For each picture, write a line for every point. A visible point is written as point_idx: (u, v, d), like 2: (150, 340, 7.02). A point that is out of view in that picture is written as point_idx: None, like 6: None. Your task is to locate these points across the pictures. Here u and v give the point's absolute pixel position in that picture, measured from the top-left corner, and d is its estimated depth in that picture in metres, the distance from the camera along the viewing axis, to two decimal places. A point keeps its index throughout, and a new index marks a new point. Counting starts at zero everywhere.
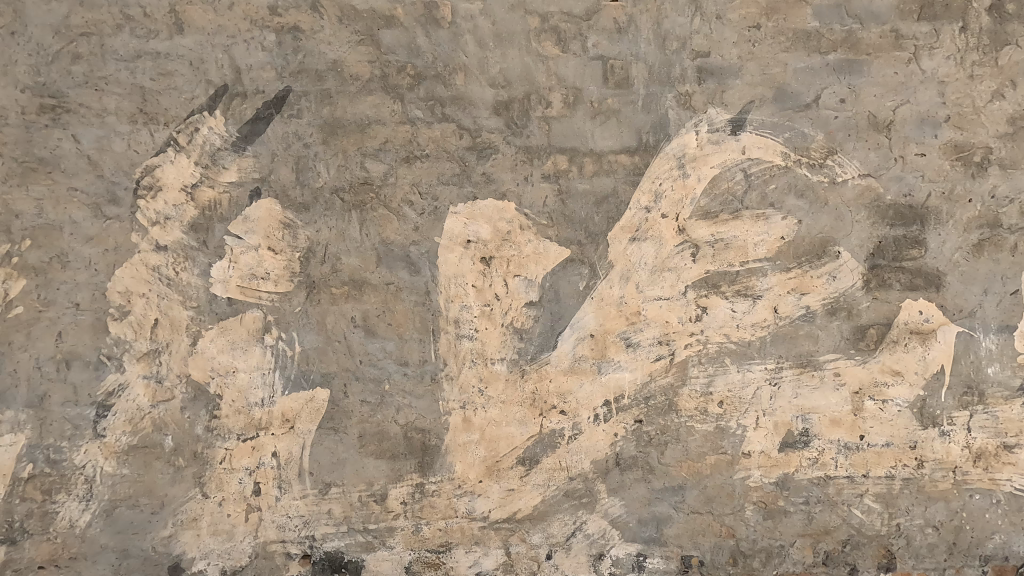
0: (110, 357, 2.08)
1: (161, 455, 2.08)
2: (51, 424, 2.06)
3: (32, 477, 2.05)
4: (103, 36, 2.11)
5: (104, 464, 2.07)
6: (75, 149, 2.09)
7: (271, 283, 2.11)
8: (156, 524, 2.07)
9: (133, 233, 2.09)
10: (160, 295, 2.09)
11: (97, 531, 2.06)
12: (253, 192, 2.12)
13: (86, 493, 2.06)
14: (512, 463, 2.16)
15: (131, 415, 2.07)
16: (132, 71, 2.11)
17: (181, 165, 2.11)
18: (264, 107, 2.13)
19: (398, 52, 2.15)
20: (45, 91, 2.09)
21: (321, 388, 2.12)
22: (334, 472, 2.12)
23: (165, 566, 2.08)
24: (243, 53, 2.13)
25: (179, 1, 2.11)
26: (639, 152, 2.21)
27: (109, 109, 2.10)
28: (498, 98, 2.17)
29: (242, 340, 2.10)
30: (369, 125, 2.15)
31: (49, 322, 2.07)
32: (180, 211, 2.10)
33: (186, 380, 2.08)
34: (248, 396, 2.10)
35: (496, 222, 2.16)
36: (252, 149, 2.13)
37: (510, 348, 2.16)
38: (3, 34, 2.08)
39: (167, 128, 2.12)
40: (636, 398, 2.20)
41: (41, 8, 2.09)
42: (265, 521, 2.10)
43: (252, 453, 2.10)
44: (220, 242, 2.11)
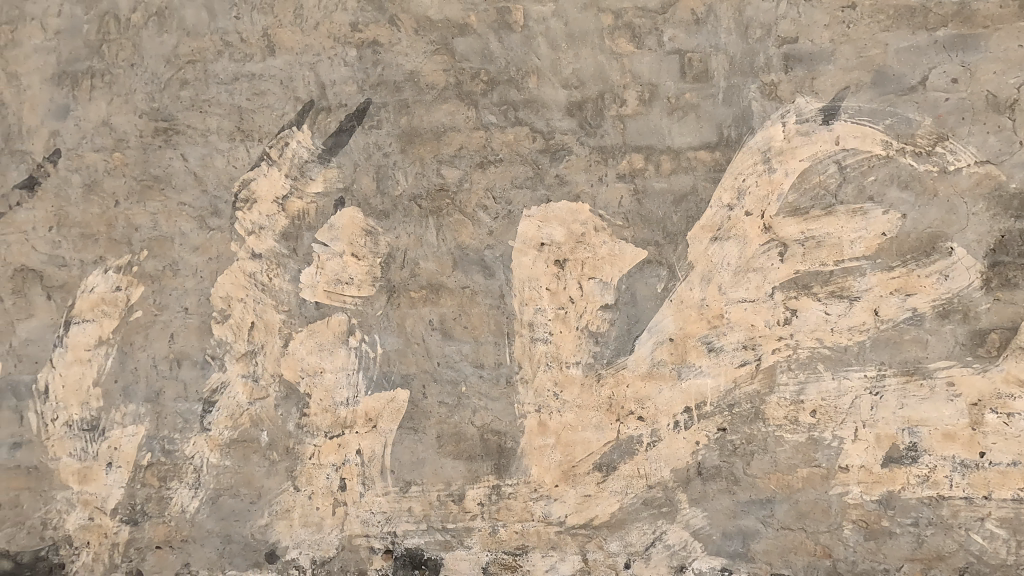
0: (214, 357, 2.26)
1: (258, 449, 2.23)
2: (165, 417, 2.27)
3: (151, 465, 2.27)
4: (206, 61, 2.29)
5: (210, 455, 2.25)
6: (183, 167, 2.29)
7: (354, 288, 2.21)
8: (254, 513, 2.23)
9: (232, 242, 2.26)
10: (256, 300, 2.24)
11: (204, 517, 2.25)
12: (337, 201, 2.23)
13: (194, 481, 2.26)
14: (589, 468, 2.12)
15: (232, 411, 2.24)
16: (231, 92, 2.28)
17: (273, 178, 2.26)
18: (347, 120, 2.23)
19: (472, 59, 2.18)
20: (158, 115, 2.31)
21: (401, 389, 2.19)
22: (414, 471, 2.18)
23: (262, 553, 2.22)
24: (327, 70, 2.25)
25: (271, 25, 2.27)
26: (721, 147, 2.11)
27: (212, 129, 2.29)
28: (571, 98, 2.15)
29: (329, 343, 2.21)
30: (444, 132, 2.19)
31: (163, 324, 2.28)
32: (273, 221, 2.25)
33: (279, 379, 2.22)
34: (334, 395, 2.20)
35: (570, 225, 2.14)
36: (336, 160, 2.24)
37: (585, 352, 2.13)
38: (124, 66, 2.33)
39: (261, 144, 2.27)
40: (719, 405, 2.10)
41: (156, 41, 2.31)
42: (350, 515, 2.19)
43: (338, 450, 2.20)
44: (309, 249, 2.24)
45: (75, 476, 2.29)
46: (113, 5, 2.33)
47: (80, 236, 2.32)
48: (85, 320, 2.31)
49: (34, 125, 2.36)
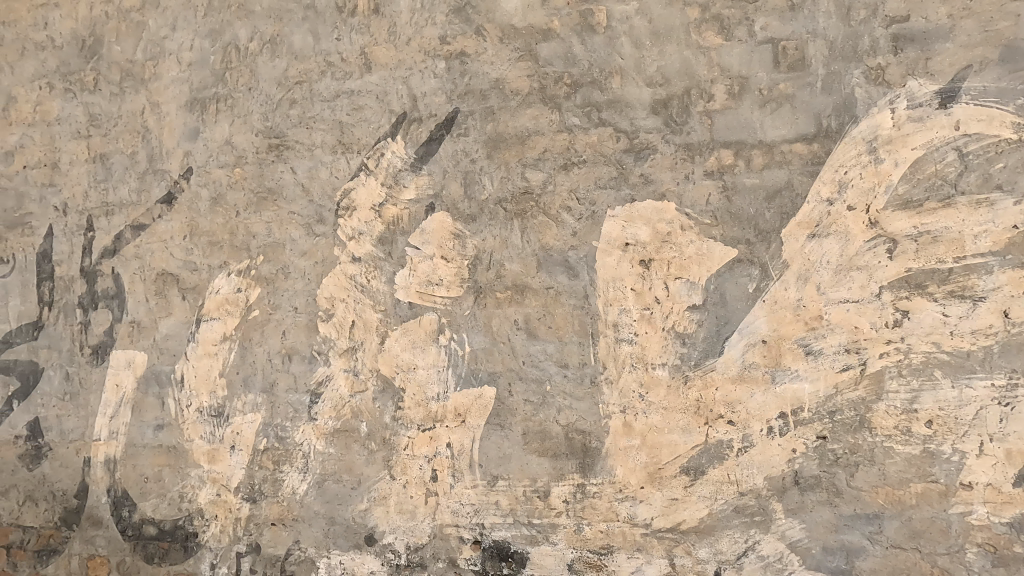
0: (320, 353, 2.46)
1: (358, 439, 2.40)
2: (279, 407, 2.51)
3: (266, 449, 2.52)
4: (312, 82, 2.51)
5: (316, 442, 2.45)
6: (292, 179, 2.52)
7: (444, 289, 2.32)
8: (355, 498, 2.40)
9: (335, 247, 2.45)
10: (356, 300, 2.42)
11: (311, 499, 2.45)
12: (428, 207, 2.35)
13: (303, 466, 2.47)
14: (676, 472, 2.09)
15: (335, 403, 2.43)
16: (333, 109, 2.48)
17: (371, 187, 2.42)
18: (437, 129, 2.35)
19: (555, 63, 2.22)
20: (271, 133, 2.55)
21: (489, 386, 2.26)
22: (501, 466, 2.25)
23: (362, 536, 2.39)
24: (419, 82, 2.38)
25: (368, 44, 2.44)
26: (820, 138, 1.99)
27: (316, 143, 2.49)
28: (656, 96, 2.12)
29: (421, 340, 2.34)
30: (529, 137, 2.24)
31: (276, 322, 2.52)
32: (370, 227, 2.41)
33: (377, 374, 2.38)
34: (426, 391, 2.32)
35: (656, 224, 2.11)
36: (426, 168, 2.36)
37: (672, 353, 2.09)
38: (244, 90, 2.60)
39: (360, 155, 2.44)
40: (819, 412, 1.98)
41: (270, 66, 2.56)
42: (441, 505, 2.30)
43: (430, 442, 2.32)
44: (403, 253, 2.38)
45: (205, 456, 2.59)
46: (235, 37, 2.62)
47: (208, 243, 2.62)
48: (213, 318, 2.60)
49: (171, 146, 2.70)
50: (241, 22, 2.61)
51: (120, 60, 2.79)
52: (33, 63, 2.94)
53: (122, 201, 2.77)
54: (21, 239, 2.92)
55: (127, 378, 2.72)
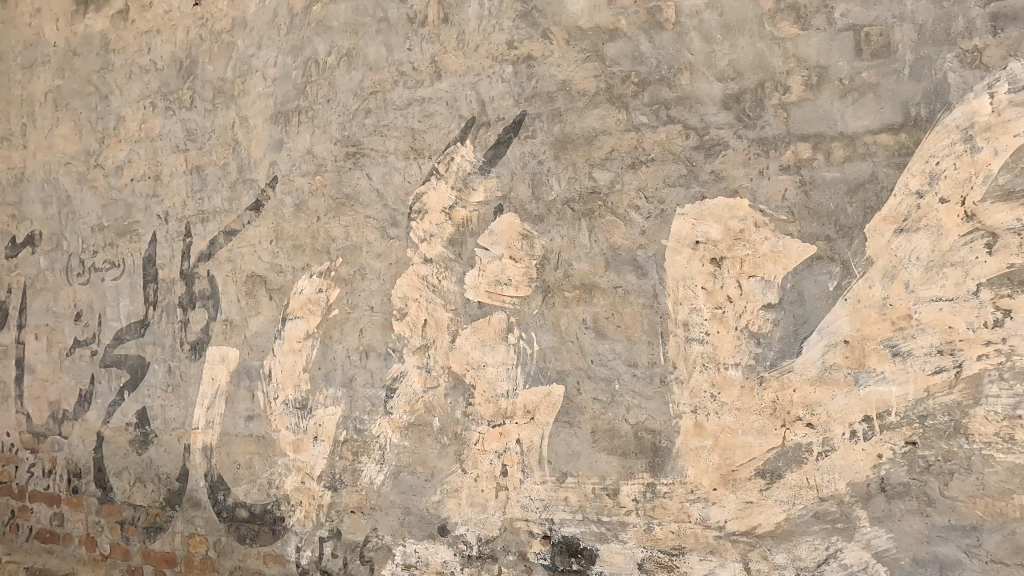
0: (394, 350, 2.58)
1: (431, 433, 2.50)
2: (357, 401, 2.65)
3: (346, 440, 2.67)
4: (385, 91, 2.63)
5: (392, 435, 2.57)
6: (368, 185, 2.65)
7: (513, 288, 2.37)
8: (428, 490, 2.50)
9: (408, 249, 2.56)
10: (428, 300, 2.51)
11: (388, 489, 2.58)
12: (497, 209, 2.41)
13: (380, 458, 2.60)
14: (751, 475, 2.04)
15: (410, 398, 2.54)
16: (405, 116, 2.58)
17: (441, 190, 2.51)
18: (505, 133, 2.40)
19: (623, 62, 2.22)
20: (348, 141, 2.69)
21: (557, 384, 2.30)
22: (569, 463, 2.27)
23: (435, 526, 2.49)
24: (487, 88, 2.44)
25: (438, 52, 2.53)
26: (907, 128, 1.89)
27: (390, 150, 2.61)
28: (727, 91, 2.08)
29: (491, 339, 2.40)
30: (596, 137, 2.26)
31: (354, 321, 2.66)
32: (441, 229, 2.50)
33: (448, 371, 2.47)
34: (496, 388, 2.38)
35: (727, 222, 2.07)
36: (495, 171, 2.42)
37: (746, 353, 2.05)
38: (323, 102, 2.76)
39: (431, 160, 2.54)
40: (908, 417, 1.88)
41: (346, 78, 2.71)
42: (511, 500, 2.35)
43: (500, 438, 2.37)
44: (472, 254, 2.45)
45: (291, 446, 2.78)
46: (314, 52, 2.78)
47: (292, 247, 2.81)
48: (297, 317, 2.78)
49: (258, 157, 2.90)
50: (320, 38, 2.77)
51: (213, 78, 3.03)
52: (138, 85, 3.24)
53: (216, 209, 3.00)
54: (130, 245, 3.23)
55: (221, 372, 2.95)
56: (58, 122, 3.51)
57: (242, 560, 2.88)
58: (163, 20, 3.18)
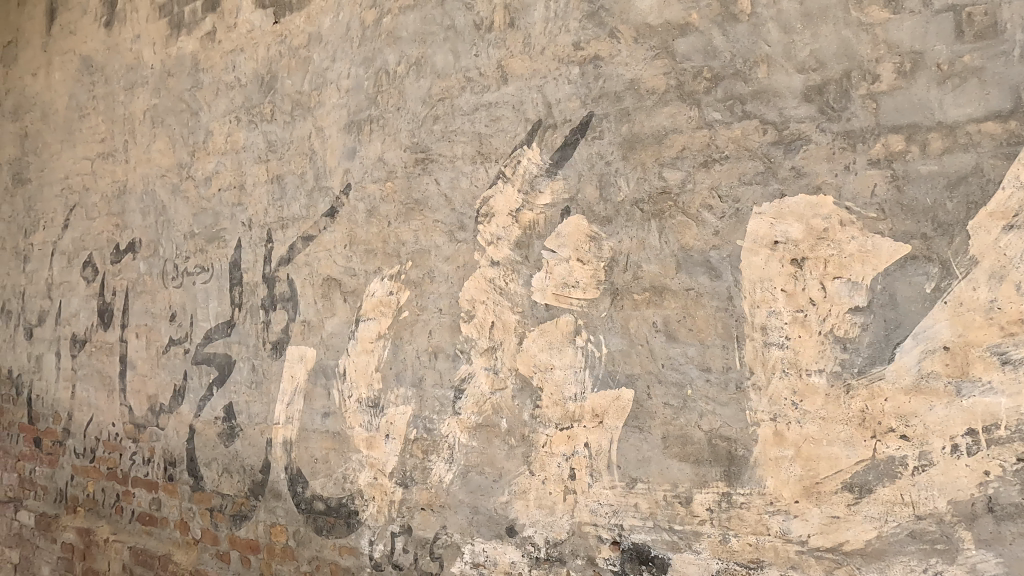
0: (462, 351, 2.62)
1: (499, 434, 2.52)
2: (427, 400, 2.71)
3: (416, 439, 2.74)
4: (453, 97, 2.68)
5: (460, 435, 2.62)
6: (436, 190, 2.71)
7: (581, 291, 2.36)
8: (496, 490, 2.53)
9: (475, 252, 2.60)
10: (496, 302, 2.54)
11: (456, 488, 2.62)
12: (564, 211, 2.40)
13: (449, 457, 2.65)
14: (837, 488, 1.93)
15: (478, 399, 2.57)
16: (473, 121, 2.62)
17: (508, 193, 2.53)
18: (572, 134, 2.39)
19: (694, 58, 2.15)
20: (417, 148, 2.76)
21: (626, 388, 2.26)
22: (639, 469, 2.23)
23: (503, 526, 2.51)
24: (553, 90, 2.44)
25: (504, 57, 2.55)
26: (1018, 115, 1.73)
27: (458, 155, 2.66)
28: (808, 83, 1.98)
29: (558, 341, 2.40)
30: (667, 135, 2.20)
31: (424, 322, 2.73)
32: (508, 232, 2.52)
33: (516, 373, 2.48)
34: (564, 390, 2.38)
35: (809, 220, 1.97)
36: (562, 173, 2.41)
37: (831, 359, 1.94)
38: (393, 110, 2.85)
39: (498, 163, 2.56)
40: (1020, 431, 1.71)
41: (415, 86, 2.78)
42: (579, 503, 2.33)
43: (568, 441, 2.36)
44: (539, 256, 2.45)
45: (364, 443, 2.89)
46: (385, 62, 2.88)
47: (365, 251, 2.91)
48: (369, 319, 2.88)
49: (333, 166, 3.03)
50: (391, 48, 2.86)
51: (291, 92, 3.20)
52: (224, 100, 3.47)
53: (294, 216, 3.17)
54: (217, 251, 3.46)
55: (300, 371, 3.11)
56: (155, 138, 3.82)
57: (319, 551, 3.01)
58: (246, 39, 3.39)
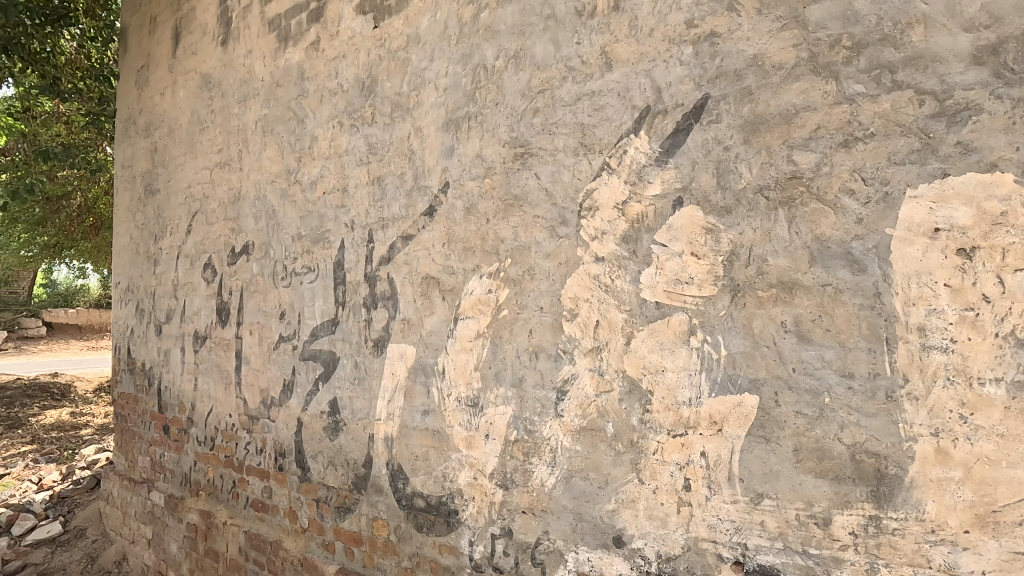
0: (565, 351, 2.52)
1: (605, 439, 2.39)
2: (527, 401, 2.63)
3: (516, 440, 2.66)
4: (554, 88, 2.59)
5: (563, 438, 2.51)
6: (537, 185, 2.63)
7: (696, 288, 2.18)
8: (602, 498, 2.40)
9: (578, 248, 2.49)
10: (600, 300, 2.42)
11: (559, 493, 2.52)
12: (676, 202, 2.24)
13: (551, 460, 2.55)
14: (1020, 518, 1.66)
15: (581, 401, 2.46)
16: (575, 112, 2.52)
17: (613, 185, 2.40)
18: (685, 119, 2.22)
19: (830, 25, 1.93)
20: (517, 142, 2.70)
21: (750, 394, 2.06)
22: (766, 483, 2.02)
23: (610, 536, 2.38)
24: (663, 73, 2.28)
25: (609, 42, 2.43)
26: None
27: (559, 147, 2.56)
28: (978, 42, 1.72)
29: (670, 342, 2.23)
30: (797, 114, 1.98)
31: (524, 321, 2.65)
32: (614, 226, 2.40)
33: (623, 374, 2.35)
34: (677, 395, 2.21)
35: (981, 203, 1.71)
36: (673, 161, 2.25)
37: (1011, 366, 1.67)
38: (491, 105, 2.81)
39: (602, 154, 2.44)
40: None
41: (514, 80, 2.73)
42: (696, 517, 2.16)
43: (682, 449, 2.20)
44: (649, 251, 2.31)
45: (464, 442, 2.86)
46: (483, 58, 2.84)
47: (463, 249, 2.89)
48: (468, 317, 2.86)
49: (432, 164, 3.05)
50: (488, 43, 2.82)
51: (391, 94, 3.26)
52: (328, 106, 3.60)
53: (394, 216, 3.22)
54: (323, 252, 3.60)
55: (401, 368, 3.15)
56: (265, 146, 4.04)
57: (420, 547, 3.03)
58: (348, 46, 3.49)
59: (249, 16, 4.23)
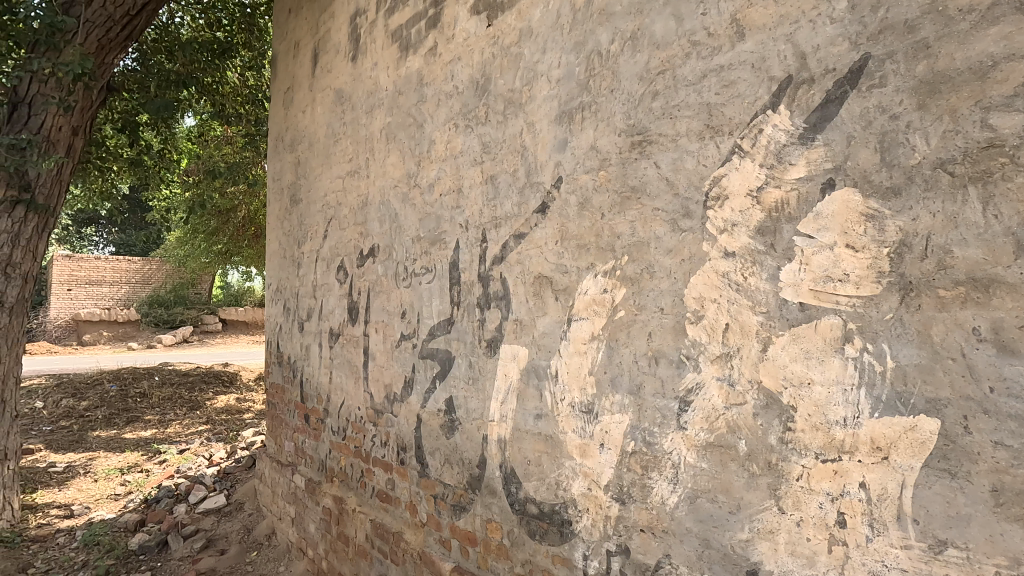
0: (688, 357, 2.27)
1: (736, 458, 2.11)
2: (646, 411, 2.41)
3: (634, 452, 2.45)
4: (675, 67, 2.35)
5: (687, 454, 2.26)
6: (657, 174, 2.41)
7: (851, 286, 1.83)
8: (733, 525, 2.12)
9: (705, 242, 2.23)
10: (730, 301, 2.14)
11: (683, 515, 2.27)
12: (826, 185, 1.91)
13: (673, 477, 2.31)
14: None
15: (708, 414, 2.19)
16: (700, 91, 2.27)
17: (746, 170, 2.12)
18: (838, 87, 1.88)
19: None
20: (634, 130, 2.50)
21: (926, 417, 1.68)
22: (951, 529, 1.63)
23: (744, 569, 2.09)
24: (809, 35, 1.96)
25: (741, 8, 2.15)
26: None
27: (682, 132, 2.32)
28: None
29: (818, 350, 1.90)
30: (995, 67, 1.58)
31: (642, 323, 2.43)
32: (747, 216, 2.11)
33: (759, 386, 2.05)
34: (828, 412, 1.87)
35: None
36: (822, 137, 1.93)
37: None
38: (607, 93, 2.63)
39: (732, 136, 2.16)
40: None
41: (631, 62, 2.53)
42: (853, 560, 1.81)
43: (835, 477, 1.86)
44: (790, 243, 2.00)
45: (578, 450, 2.71)
46: (597, 43, 2.68)
47: (577, 247, 2.75)
48: (582, 318, 2.71)
49: (544, 159, 2.94)
50: (603, 27, 2.66)
51: (504, 91, 3.21)
52: (445, 109, 3.66)
53: (507, 214, 3.16)
54: (439, 252, 3.66)
55: (513, 369, 3.08)
56: (389, 153, 4.23)
57: (532, 556, 2.93)
58: (463, 47, 3.52)
59: (375, 30, 4.46)
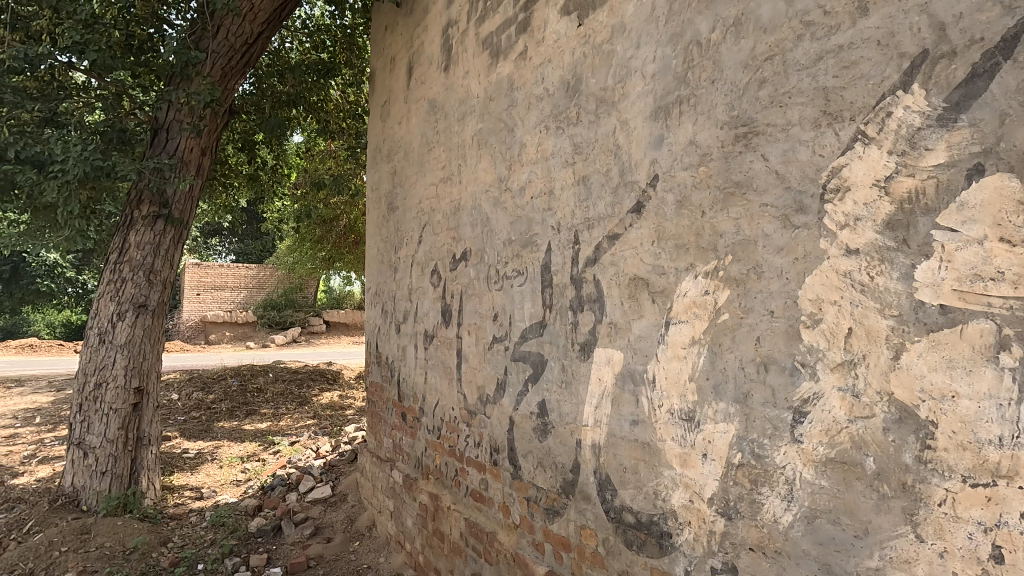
0: (803, 365, 2.08)
1: (863, 477, 1.90)
2: (754, 420, 2.24)
3: (742, 464, 2.29)
4: (785, 52, 2.18)
5: (804, 470, 2.08)
6: (765, 168, 2.24)
7: (1008, 286, 1.62)
8: (859, 551, 1.92)
9: (822, 239, 2.04)
10: (853, 303, 1.94)
11: (799, 535, 2.09)
12: (973, 171, 1.70)
13: (786, 493, 2.13)
14: None
15: (827, 426, 2.00)
16: (815, 75, 2.09)
17: (871, 158, 1.93)
18: (986, 58, 1.68)
19: None
20: (738, 122, 2.35)
21: None
22: None
23: None
24: (948, 4, 1.75)
25: None
26: None
27: (793, 120, 2.15)
28: None
29: (965, 359, 1.69)
30: None
31: (749, 327, 2.27)
32: (874, 209, 1.91)
33: (890, 399, 1.84)
34: (978, 430, 1.66)
35: None
36: (967, 118, 1.72)
37: None
38: (707, 84, 2.50)
39: (854, 122, 1.97)
40: None
41: (734, 50, 2.38)
42: None
43: (988, 504, 1.64)
44: (927, 239, 1.79)
45: (677, 459, 2.59)
46: (697, 33, 2.56)
47: (675, 247, 2.63)
48: (682, 321, 2.58)
49: (639, 158, 2.85)
50: (703, 16, 2.53)
51: (595, 90, 3.16)
52: (535, 112, 3.66)
53: (600, 215, 3.10)
54: (531, 255, 3.67)
55: (608, 373, 3.01)
56: (480, 158, 4.31)
57: (629, 566, 2.84)
58: (553, 49, 3.51)
59: (466, 39, 4.57)
